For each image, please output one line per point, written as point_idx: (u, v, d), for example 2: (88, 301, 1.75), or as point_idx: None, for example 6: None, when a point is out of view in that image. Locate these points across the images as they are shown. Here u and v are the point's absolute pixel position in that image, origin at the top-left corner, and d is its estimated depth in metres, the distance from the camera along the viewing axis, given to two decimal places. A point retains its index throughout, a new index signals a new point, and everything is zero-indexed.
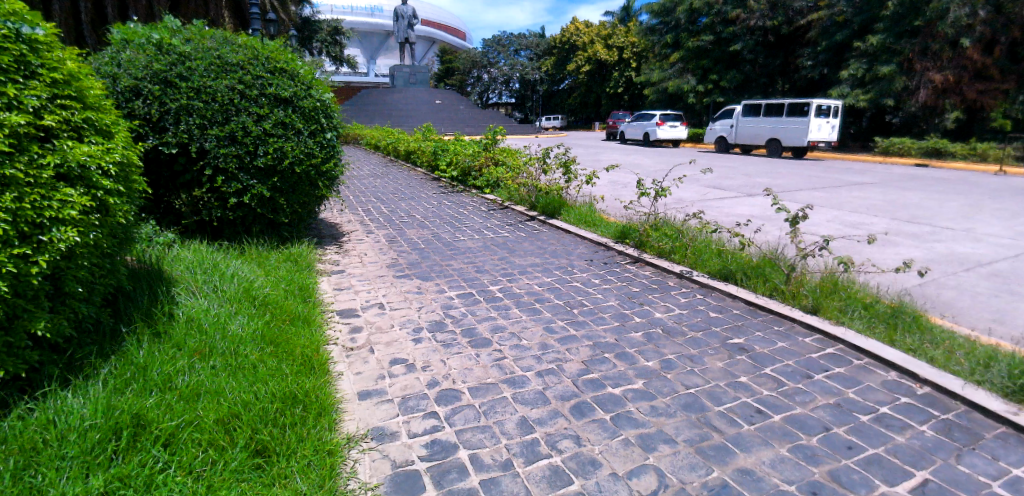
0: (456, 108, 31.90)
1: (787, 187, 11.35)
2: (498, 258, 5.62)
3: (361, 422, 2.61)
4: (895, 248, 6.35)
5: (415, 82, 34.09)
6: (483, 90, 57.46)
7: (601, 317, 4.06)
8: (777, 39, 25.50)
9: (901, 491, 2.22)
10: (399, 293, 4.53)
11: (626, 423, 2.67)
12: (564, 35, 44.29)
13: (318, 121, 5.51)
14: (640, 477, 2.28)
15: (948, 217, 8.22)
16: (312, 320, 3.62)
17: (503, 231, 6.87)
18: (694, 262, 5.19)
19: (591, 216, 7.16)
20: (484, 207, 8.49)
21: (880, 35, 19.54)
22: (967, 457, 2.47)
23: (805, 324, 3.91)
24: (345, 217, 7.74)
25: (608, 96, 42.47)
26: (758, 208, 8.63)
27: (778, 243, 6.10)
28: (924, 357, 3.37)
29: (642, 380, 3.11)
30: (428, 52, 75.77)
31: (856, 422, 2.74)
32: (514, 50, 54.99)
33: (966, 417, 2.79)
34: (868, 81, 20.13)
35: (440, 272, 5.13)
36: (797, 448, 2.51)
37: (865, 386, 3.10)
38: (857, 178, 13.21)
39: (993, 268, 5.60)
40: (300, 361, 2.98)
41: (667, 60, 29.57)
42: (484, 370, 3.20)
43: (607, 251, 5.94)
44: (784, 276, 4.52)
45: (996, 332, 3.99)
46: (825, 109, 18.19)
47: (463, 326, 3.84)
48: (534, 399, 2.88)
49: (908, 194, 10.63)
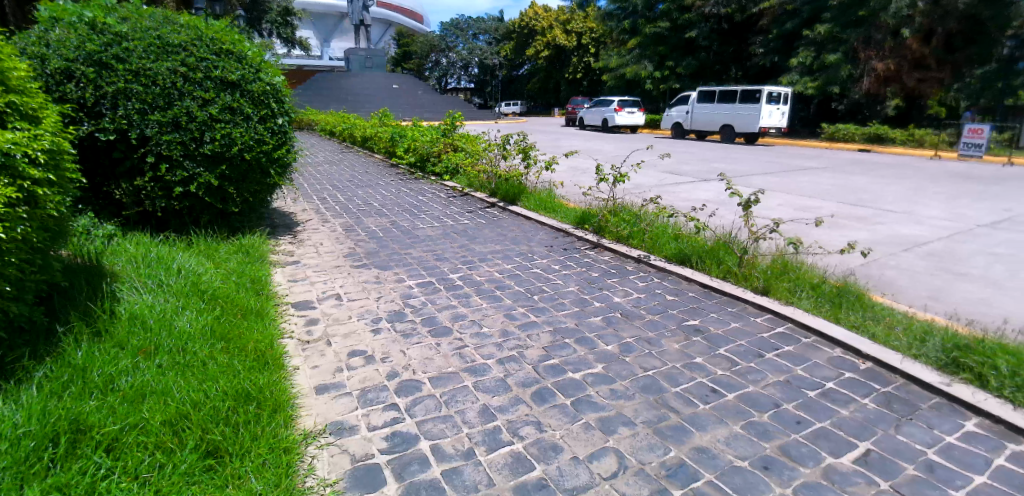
0: (415, 94, 31.39)
1: (741, 172, 11.67)
2: (457, 246, 5.57)
3: (319, 417, 2.55)
4: (841, 230, 6.63)
5: (371, 67, 33.49)
6: (442, 75, 56.74)
7: (561, 303, 4.09)
8: (731, 27, 26.05)
9: (846, 462, 2.34)
10: (356, 283, 4.44)
11: (586, 408, 2.70)
12: (523, 19, 43.91)
13: (268, 105, 5.28)
14: (601, 459, 2.31)
15: (891, 200, 8.63)
16: (265, 314, 3.50)
17: (464, 218, 6.82)
18: (652, 247, 5.27)
19: (550, 201, 7.19)
20: (443, 194, 8.39)
21: (828, 24, 20.16)
22: (906, 427, 2.63)
23: (755, 304, 4.05)
24: (300, 205, 7.51)
25: (567, 82, 42.61)
26: (713, 192, 8.86)
27: (731, 226, 6.27)
28: (866, 333, 3.54)
29: (602, 364, 3.16)
30: (385, 36, 73.72)
31: (804, 398, 2.85)
32: (473, 34, 54.57)
33: (904, 390, 2.96)
34: (816, 69, 20.82)
35: (399, 261, 5.04)
36: (750, 424, 2.60)
37: (812, 363, 3.24)
38: (808, 163, 13.70)
39: (929, 248, 5.93)
40: (253, 357, 2.88)
41: (625, 46, 29.82)
42: (445, 359, 3.17)
43: (566, 237, 5.98)
44: (736, 258, 4.66)
45: (932, 308, 4.24)
46: (775, 96, 18.79)
47: (424, 315, 3.79)
48: (495, 387, 2.87)
49: (853, 178, 11.13)
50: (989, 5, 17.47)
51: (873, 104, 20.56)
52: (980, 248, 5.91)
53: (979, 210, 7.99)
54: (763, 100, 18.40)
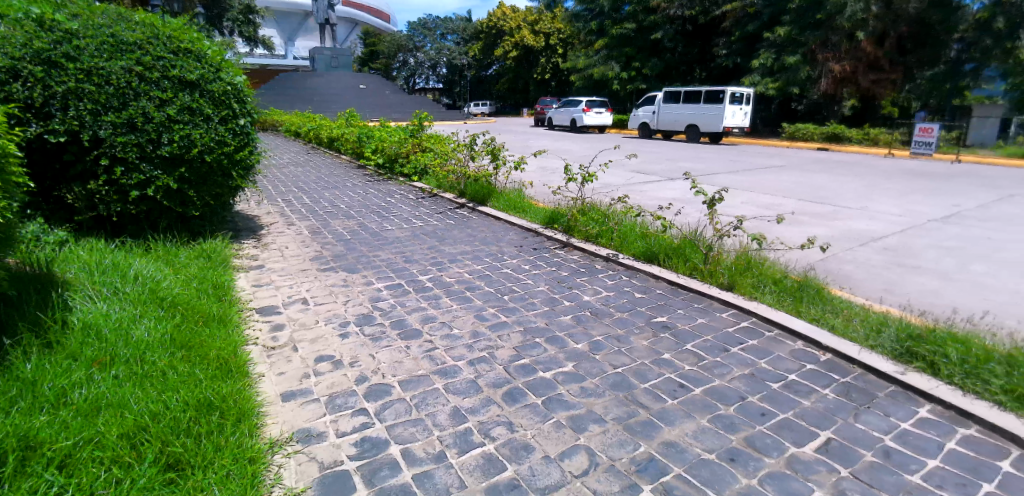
0: (382, 94, 31.04)
1: (706, 171, 11.92)
2: (427, 247, 5.52)
3: (285, 425, 2.49)
4: (801, 227, 6.85)
5: (337, 67, 33.01)
6: (410, 75, 56.22)
7: (531, 302, 4.10)
8: (695, 29, 26.57)
9: (809, 451, 2.42)
10: (323, 287, 4.36)
11: (557, 406, 2.71)
12: (491, 20, 43.89)
13: (229, 105, 5.14)
14: (572, 457, 2.33)
15: (848, 197, 8.94)
16: (228, 321, 3.41)
17: (433, 219, 6.78)
18: (620, 245, 5.33)
19: (520, 201, 7.20)
20: (412, 195, 8.31)
21: (787, 26, 20.73)
22: (864, 415, 2.73)
23: (721, 300, 4.14)
24: (264, 208, 7.33)
25: (536, 82, 42.80)
26: (679, 191, 9.03)
27: (697, 224, 6.40)
28: (827, 325, 3.65)
29: (573, 362, 3.18)
30: (351, 35, 72.65)
31: (768, 390, 2.93)
32: (441, 34, 54.29)
33: (862, 379, 3.07)
34: (777, 70, 21.41)
35: (367, 264, 4.98)
36: (717, 418, 2.66)
37: (775, 356, 3.33)
38: (770, 162, 14.09)
39: (884, 242, 6.16)
40: (216, 364, 2.80)
41: (592, 46, 30.11)
42: (415, 362, 3.14)
43: (536, 237, 5.99)
44: (702, 256, 4.75)
45: (888, 300, 4.41)
46: (738, 97, 19.26)
47: (393, 318, 3.75)
48: (466, 389, 2.86)
49: (812, 176, 11.49)
50: (937, 9, 18.53)
51: (830, 104, 21.27)
52: (931, 243, 6.17)
53: (930, 205, 8.35)
54: (726, 100, 18.83)
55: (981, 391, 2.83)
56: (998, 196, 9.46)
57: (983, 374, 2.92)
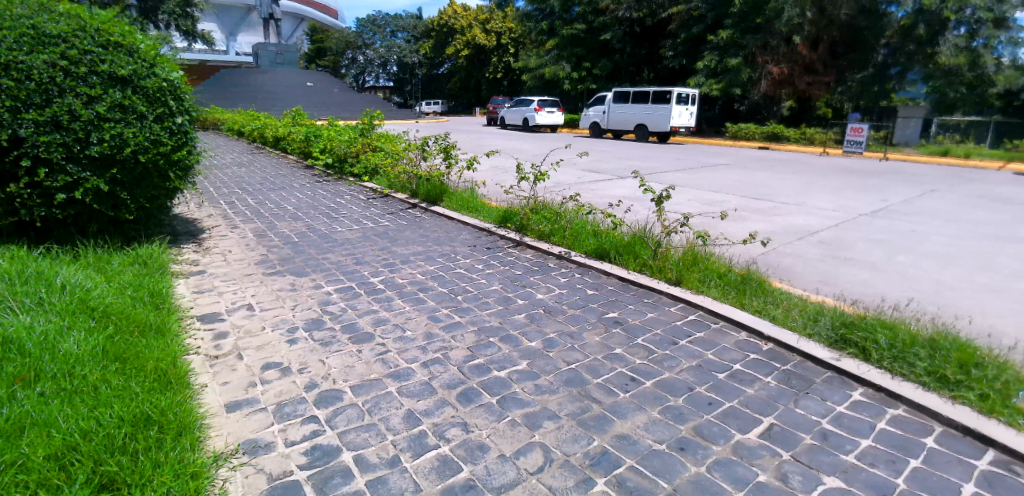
0: (330, 92, 30.27)
1: (654, 169, 12.25)
2: (378, 249, 5.43)
3: (230, 437, 2.39)
4: (744, 222, 7.14)
5: (282, 63, 31.97)
6: (359, 73, 55.06)
7: (484, 302, 4.09)
8: (642, 30, 27.19)
9: (753, 437, 2.52)
10: (269, 292, 4.21)
11: (512, 404, 2.72)
12: (442, 18, 43.54)
13: (165, 103, 4.86)
14: (527, 455, 2.34)
15: (786, 194, 9.38)
16: (167, 330, 3.24)
17: (384, 219, 6.67)
18: (572, 244, 5.40)
19: (473, 200, 7.18)
20: (362, 196, 8.15)
21: (729, 30, 21.49)
22: (803, 400, 2.87)
23: (670, 295, 4.26)
24: (204, 211, 7.01)
25: (487, 82, 42.83)
26: (629, 190, 9.23)
27: (646, 222, 6.56)
28: (768, 316, 3.82)
29: (527, 360, 3.20)
30: (297, 31, 70.48)
31: (714, 380, 3.04)
32: (391, 31, 53.47)
33: (801, 366, 3.24)
34: (720, 72, 22.18)
35: (316, 266, 4.84)
36: (667, 409, 2.74)
37: (720, 347, 3.46)
38: (714, 160, 14.61)
39: (820, 236, 6.49)
40: (153, 376, 2.66)
41: (543, 46, 30.35)
42: (367, 366, 3.08)
43: (489, 237, 5.99)
44: (651, 252, 4.87)
45: (823, 291, 4.66)
46: (683, 97, 19.82)
47: (344, 322, 3.66)
48: (420, 391, 2.83)
49: (753, 174, 12.00)
50: (865, 16, 19.46)
51: (770, 105, 22.17)
52: (862, 236, 6.55)
53: (861, 201, 8.86)
54: (673, 101, 19.37)
55: (907, 373, 3.04)
56: (921, 191, 10.16)
57: (908, 357, 3.13)
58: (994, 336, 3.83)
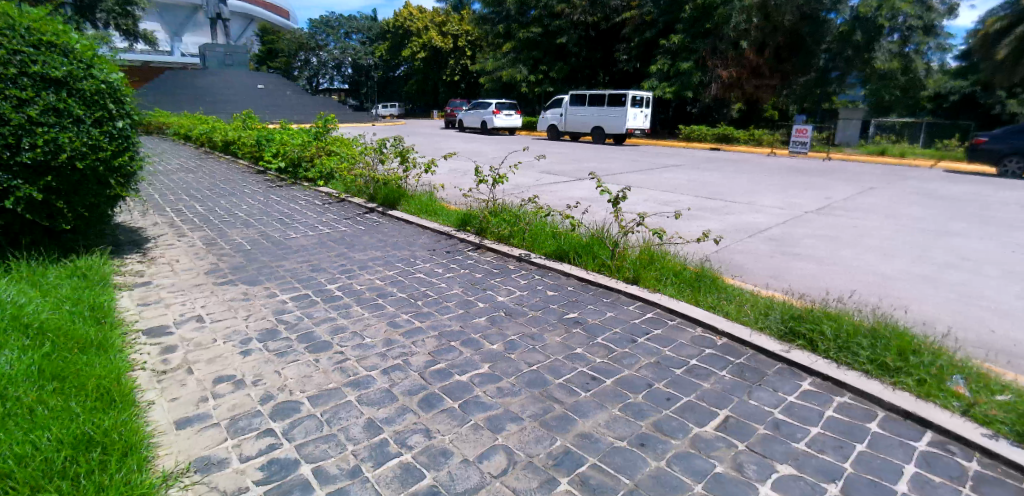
0: (283, 94, 29.50)
1: (611, 171, 12.47)
2: (335, 255, 5.32)
3: (180, 455, 2.29)
4: (697, 221, 7.35)
5: (231, 65, 30.95)
6: (313, 75, 53.81)
7: (445, 306, 4.07)
8: (597, 34, 27.61)
9: (709, 430, 2.60)
10: (220, 302, 4.06)
11: (474, 408, 2.72)
12: (397, 19, 43.04)
13: (103, 106, 4.62)
14: (491, 458, 2.34)
15: (737, 193, 9.72)
16: (110, 346, 3.08)
17: (341, 225, 6.55)
18: (532, 245, 5.44)
19: (432, 204, 7.14)
20: (318, 201, 7.98)
21: (681, 34, 21.93)
22: (756, 392, 2.98)
23: (628, 294, 4.34)
24: (149, 219, 6.70)
25: (445, 84, 42.71)
26: (587, 191, 9.37)
27: (604, 223, 6.67)
28: (721, 312, 3.95)
29: (489, 363, 3.20)
30: (246, 31, 68.37)
31: (672, 376, 3.12)
32: (345, 32, 52.55)
33: (753, 359, 3.36)
34: (672, 75, 22.62)
35: (270, 275, 4.70)
36: (627, 406, 2.79)
37: (677, 343, 3.55)
38: (668, 161, 14.99)
39: (769, 233, 6.76)
40: (95, 395, 2.52)
41: (500, 49, 30.46)
42: (325, 375, 3.01)
43: (449, 240, 5.97)
44: (609, 252, 4.95)
45: (773, 285, 4.85)
46: (638, 100, 20.12)
47: (300, 331, 3.57)
48: (381, 399, 2.79)
49: (705, 174, 12.39)
50: (807, 22, 20.48)
51: (720, 107, 22.81)
52: (808, 232, 6.85)
53: (807, 199, 9.26)
54: (628, 103, 19.75)
55: (851, 362, 3.21)
56: (860, 188, 10.72)
57: (852, 347, 3.30)
58: (928, 323, 4.09)
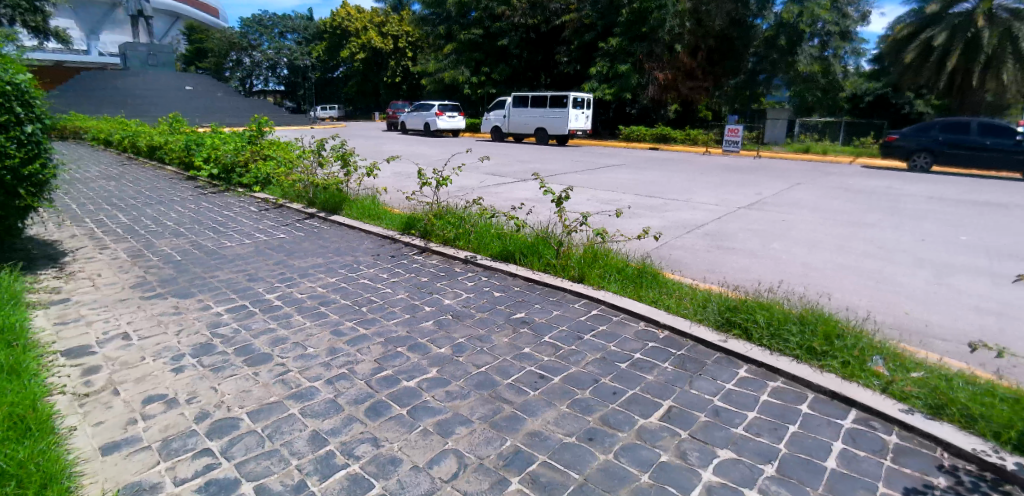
0: (213, 97, 28.11)
1: (555, 171, 12.64)
2: (274, 263, 5.13)
3: (107, 482, 2.14)
4: (638, 219, 7.56)
5: (156, 65, 29.22)
6: (246, 76, 51.57)
7: (391, 311, 4.00)
8: (538, 37, 27.88)
9: (654, 421, 2.69)
10: (149, 318, 3.83)
11: (423, 414, 2.69)
12: (335, 19, 41.95)
13: (9, 109, 4.25)
14: (441, 463, 2.32)
15: (675, 190, 10.08)
16: (24, 370, 2.84)
17: (280, 231, 6.33)
18: (477, 247, 5.44)
19: (374, 208, 7.00)
20: (254, 207, 7.66)
21: (619, 37, 22.29)
22: (698, 381, 3.10)
23: (573, 292, 4.42)
24: (65, 231, 6.22)
25: (386, 86, 41.99)
26: (531, 192, 9.46)
27: (548, 223, 6.74)
28: (662, 306, 4.09)
29: (436, 367, 3.17)
30: (172, 29, 64.64)
31: (618, 370, 3.20)
32: (280, 32, 50.64)
33: (693, 350, 3.49)
34: (612, 78, 22.91)
35: (203, 286, 4.47)
36: (575, 402, 2.84)
37: (622, 338, 3.64)
38: (610, 161, 15.36)
39: (706, 229, 7.05)
40: (7, 424, 2.32)
41: (441, 51, 30.23)
42: (264, 388, 2.90)
43: (393, 244, 5.87)
44: (554, 251, 5.02)
45: (710, 279, 5.06)
46: (580, 101, 20.59)
47: (238, 344, 3.41)
48: (325, 410, 2.71)
49: (644, 173, 12.78)
50: (736, 28, 21.85)
51: (657, 108, 23.71)
52: (742, 226, 7.19)
53: (739, 195, 9.72)
54: (569, 105, 20.09)
55: (782, 348, 3.39)
56: (787, 184, 11.35)
57: (783, 334, 3.49)
58: (850, 309, 4.38)
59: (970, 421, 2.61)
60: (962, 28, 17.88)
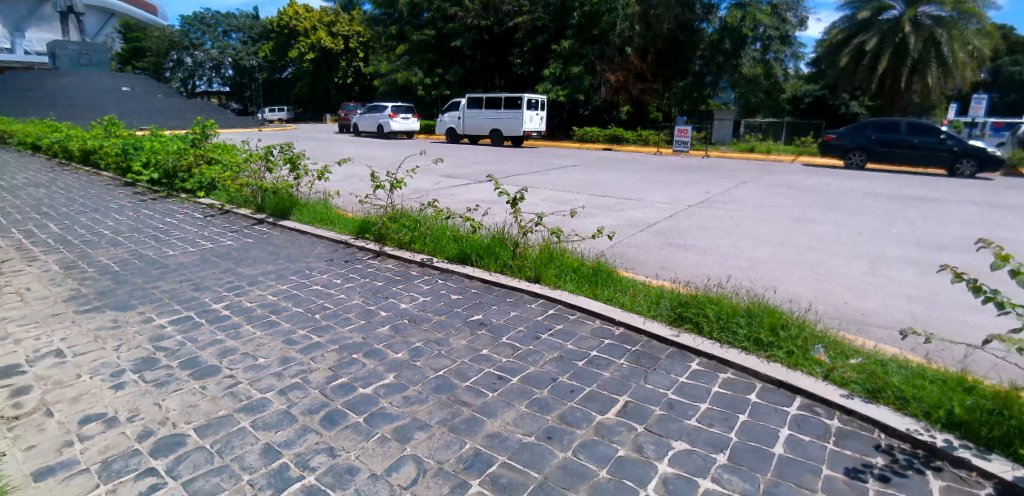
0: (153, 98, 26.82)
1: (510, 172, 12.70)
2: (221, 271, 4.94)
3: None
4: (592, 218, 7.69)
5: (88, 64, 27.63)
6: (188, 76, 49.41)
7: (345, 318, 3.93)
8: (491, 38, 27.87)
9: (611, 416, 2.74)
10: (85, 333, 3.61)
11: (381, 420, 2.66)
12: (283, 19, 40.80)
13: None
14: (399, 469, 2.30)
15: (628, 190, 10.31)
16: None
17: (227, 238, 6.10)
18: (434, 250, 5.41)
19: (326, 212, 6.87)
20: (198, 214, 7.35)
21: (571, 40, 22.58)
22: (652, 376, 3.18)
23: (530, 292, 4.45)
24: None
25: (337, 87, 41.12)
26: (487, 193, 9.47)
27: (503, 224, 6.76)
28: (617, 303, 4.17)
29: (393, 373, 3.13)
30: (105, 27, 61.26)
31: (575, 368, 3.24)
32: (224, 31, 48.80)
33: (648, 345, 3.59)
34: (564, 79, 23.16)
35: (144, 298, 4.26)
36: (534, 401, 2.86)
37: (579, 337, 3.70)
38: (564, 162, 15.55)
39: (658, 227, 7.23)
40: None
41: (394, 51, 29.85)
42: (213, 402, 2.79)
43: (347, 249, 5.77)
44: (511, 252, 5.04)
45: (662, 275, 5.21)
46: (534, 103, 20.79)
47: (183, 357, 3.28)
48: (278, 421, 2.64)
49: (598, 173, 13.01)
50: (683, 31, 22.65)
51: (609, 109, 24.16)
52: (692, 224, 7.42)
53: (689, 193, 10.03)
54: (524, 106, 20.23)
55: (731, 341, 3.53)
56: (734, 183, 11.78)
57: (731, 326, 3.63)
58: (793, 301, 4.59)
59: (904, 403, 2.79)
60: (890, 34, 19.11)
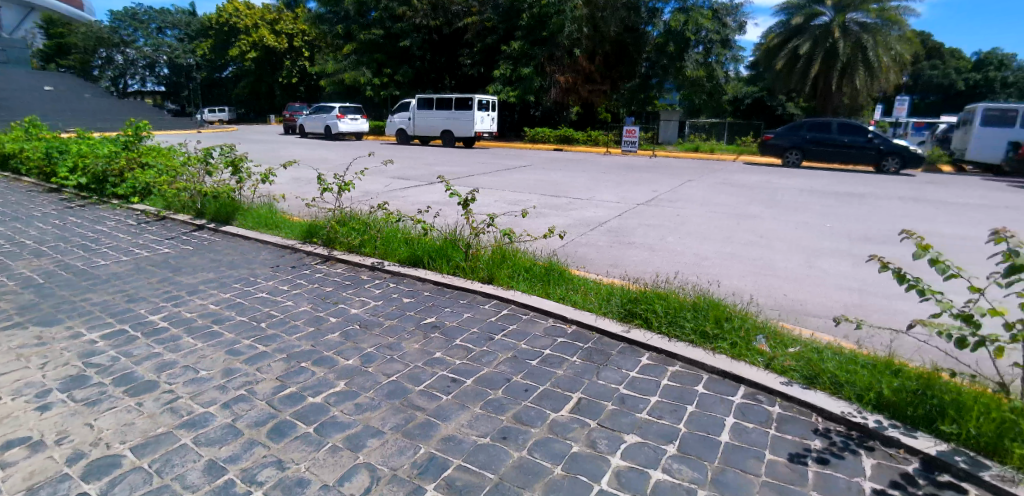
0: (80, 98, 25.19)
1: (462, 174, 12.65)
2: (157, 281, 4.70)
3: None
4: (544, 218, 7.77)
5: (5, 62, 25.67)
6: (119, 75, 46.65)
7: (293, 325, 3.81)
8: (440, 39, 27.62)
9: (564, 413, 2.78)
10: (4, 351, 3.36)
11: (331, 429, 2.60)
12: (222, 15, 39.17)
13: None
14: (351, 479, 2.25)
15: (579, 189, 10.47)
16: None
17: (164, 246, 5.82)
18: (385, 253, 5.33)
19: (271, 217, 6.66)
20: (132, 221, 6.96)
21: (520, 41, 22.72)
22: (604, 372, 3.25)
23: (483, 293, 4.45)
24: None
25: (281, 87, 39.82)
26: (438, 194, 9.40)
27: (454, 225, 6.73)
28: (569, 301, 4.24)
29: (345, 380, 3.07)
30: (24, 21, 57.11)
31: (529, 368, 3.27)
32: (158, 27, 46.39)
33: (599, 342, 3.66)
34: (515, 80, 23.27)
35: (72, 311, 4.00)
36: (488, 402, 2.87)
37: (532, 336, 3.73)
38: (516, 162, 15.64)
39: (608, 225, 7.38)
40: None
41: (340, 51, 29.17)
42: (150, 419, 2.65)
43: (294, 254, 5.60)
44: (463, 254, 5.03)
45: (612, 273, 5.32)
46: (484, 103, 20.80)
47: (117, 373, 3.10)
48: (222, 436, 2.53)
49: (550, 173, 13.15)
50: (629, 34, 23.30)
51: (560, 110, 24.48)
52: (640, 222, 7.62)
53: (637, 192, 10.28)
54: (475, 107, 20.22)
55: (679, 334, 3.64)
56: (680, 181, 12.16)
57: (679, 320, 3.75)
58: (736, 294, 4.78)
59: (838, 387, 2.96)
60: (822, 38, 20.19)
